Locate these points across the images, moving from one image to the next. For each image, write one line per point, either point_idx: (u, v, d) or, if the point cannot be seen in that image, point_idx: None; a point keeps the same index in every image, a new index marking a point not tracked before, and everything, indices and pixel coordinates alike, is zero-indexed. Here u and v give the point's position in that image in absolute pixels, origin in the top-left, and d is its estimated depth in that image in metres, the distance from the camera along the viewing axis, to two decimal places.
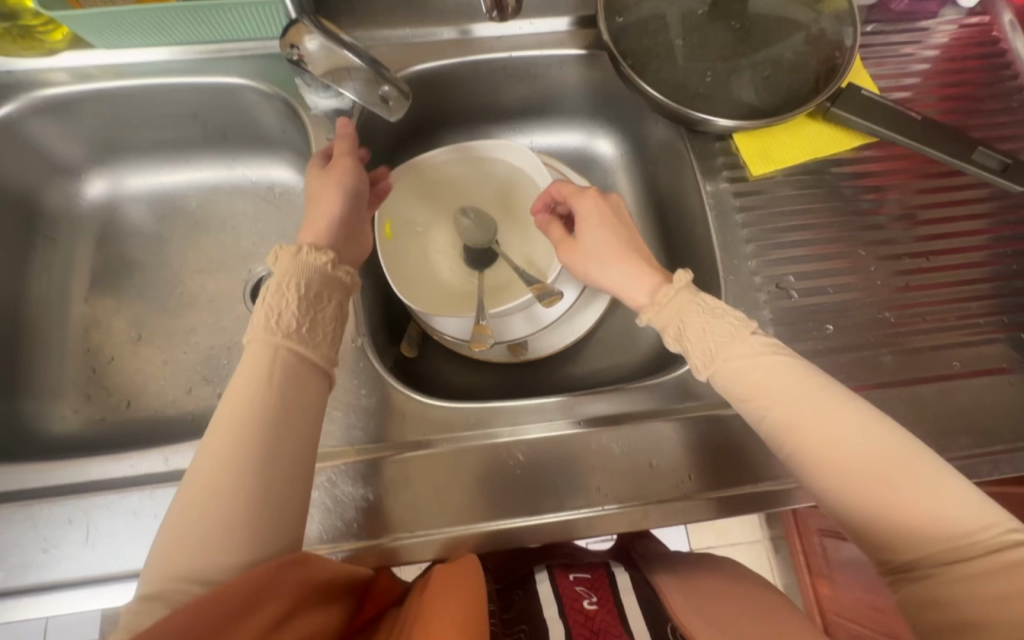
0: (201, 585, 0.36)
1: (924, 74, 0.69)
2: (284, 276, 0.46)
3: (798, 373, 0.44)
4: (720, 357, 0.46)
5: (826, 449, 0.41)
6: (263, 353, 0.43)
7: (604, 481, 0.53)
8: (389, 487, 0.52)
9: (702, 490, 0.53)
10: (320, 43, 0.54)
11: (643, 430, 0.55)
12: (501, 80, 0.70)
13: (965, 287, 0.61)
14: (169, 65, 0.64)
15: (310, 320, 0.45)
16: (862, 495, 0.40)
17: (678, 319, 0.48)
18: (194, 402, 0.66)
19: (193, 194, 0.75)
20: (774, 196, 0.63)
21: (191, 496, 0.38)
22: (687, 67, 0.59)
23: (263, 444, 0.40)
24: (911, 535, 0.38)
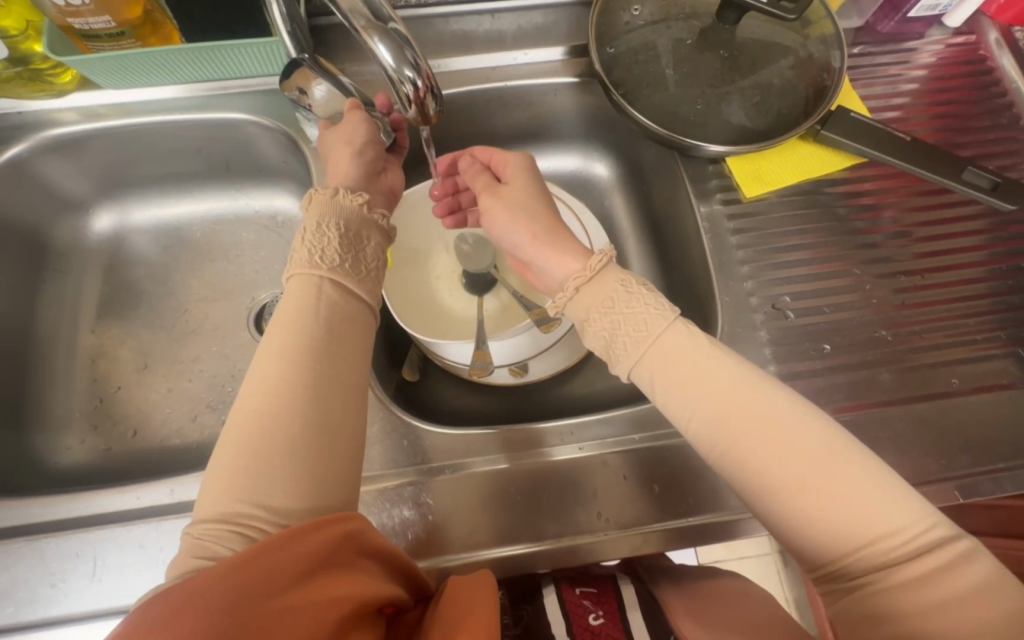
0: (261, 510, 0.37)
1: (913, 93, 0.70)
2: (323, 215, 0.50)
3: (732, 362, 0.43)
4: (649, 346, 0.45)
5: (764, 444, 0.40)
6: (311, 286, 0.46)
7: (603, 503, 0.54)
8: (391, 516, 0.53)
9: (705, 512, 0.54)
10: (326, 89, 0.58)
11: (643, 452, 0.56)
12: (497, 108, 0.72)
13: (962, 304, 0.61)
14: (172, 103, 0.66)
15: (353, 256, 0.49)
16: (797, 498, 0.38)
17: (605, 295, 0.47)
18: (199, 429, 0.67)
19: (197, 225, 0.77)
20: (768, 218, 0.64)
21: (241, 432, 0.39)
22: (678, 95, 0.61)
23: (309, 390, 0.41)
24: (848, 539, 0.37)
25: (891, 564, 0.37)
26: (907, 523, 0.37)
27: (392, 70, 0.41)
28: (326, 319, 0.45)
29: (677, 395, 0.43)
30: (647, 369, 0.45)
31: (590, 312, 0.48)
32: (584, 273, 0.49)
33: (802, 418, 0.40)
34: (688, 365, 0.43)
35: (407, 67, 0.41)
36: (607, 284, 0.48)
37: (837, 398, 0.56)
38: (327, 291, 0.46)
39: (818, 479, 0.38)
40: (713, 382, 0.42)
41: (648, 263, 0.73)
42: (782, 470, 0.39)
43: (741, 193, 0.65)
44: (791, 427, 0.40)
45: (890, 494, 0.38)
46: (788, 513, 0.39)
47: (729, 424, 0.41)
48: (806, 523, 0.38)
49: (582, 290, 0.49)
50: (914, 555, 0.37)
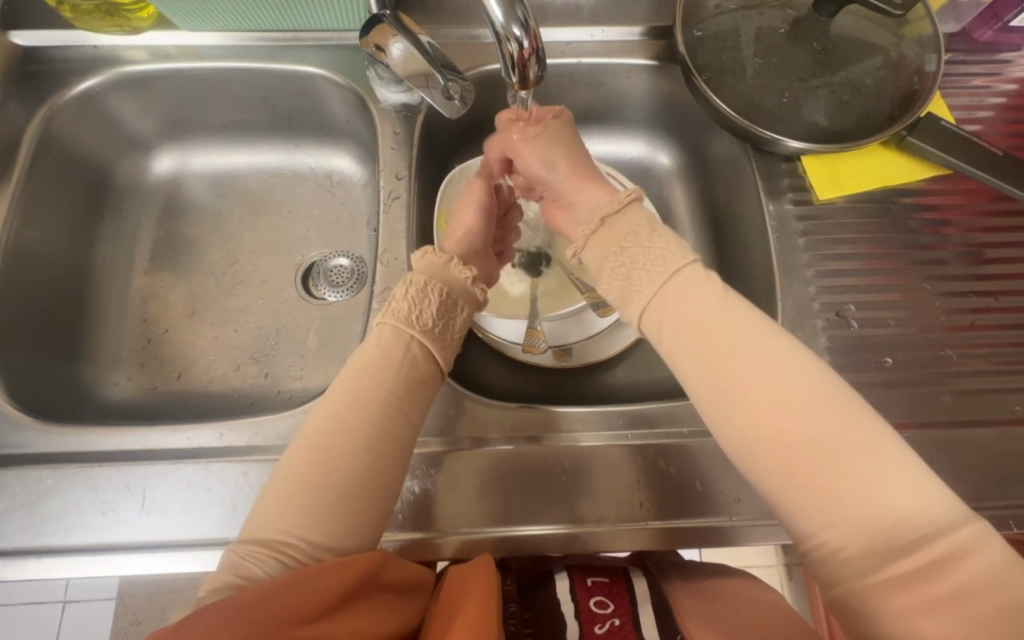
0: (298, 542, 0.39)
1: (999, 107, 0.67)
2: (431, 275, 0.50)
3: (747, 317, 0.43)
4: (663, 289, 0.45)
5: (765, 397, 0.39)
6: (400, 344, 0.47)
7: (638, 492, 0.54)
8: (436, 482, 0.53)
9: (747, 513, 0.53)
10: (403, 48, 0.55)
11: (689, 448, 0.55)
12: (567, 86, 0.70)
13: None
14: (244, 50, 0.66)
15: (443, 322, 0.49)
16: (793, 455, 0.38)
17: (629, 229, 0.49)
18: (241, 379, 0.67)
19: (254, 176, 0.77)
20: (839, 223, 0.62)
21: (302, 465, 0.41)
22: (760, 85, 0.59)
23: (372, 443, 0.43)
24: (824, 507, 0.37)
25: (882, 540, 0.35)
26: (896, 505, 0.36)
27: (500, 25, 0.40)
28: (403, 378, 0.46)
29: (681, 339, 0.43)
30: (657, 309, 0.45)
31: (613, 246, 0.48)
32: (611, 206, 0.50)
33: (810, 381, 0.39)
34: (696, 308, 0.43)
35: (514, 23, 0.40)
36: (629, 220, 0.49)
37: (892, 413, 0.55)
38: (411, 351, 0.47)
39: (816, 438, 0.37)
40: (717, 328, 0.42)
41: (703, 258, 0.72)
42: (771, 427, 0.39)
43: (814, 195, 0.63)
44: (792, 384, 0.39)
45: (893, 465, 0.36)
46: (779, 472, 0.38)
47: (726, 372, 0.41)
48: (797, 483, 0.38)
49: (602, 224, 0.50)
50: (899, 538, 0.35)
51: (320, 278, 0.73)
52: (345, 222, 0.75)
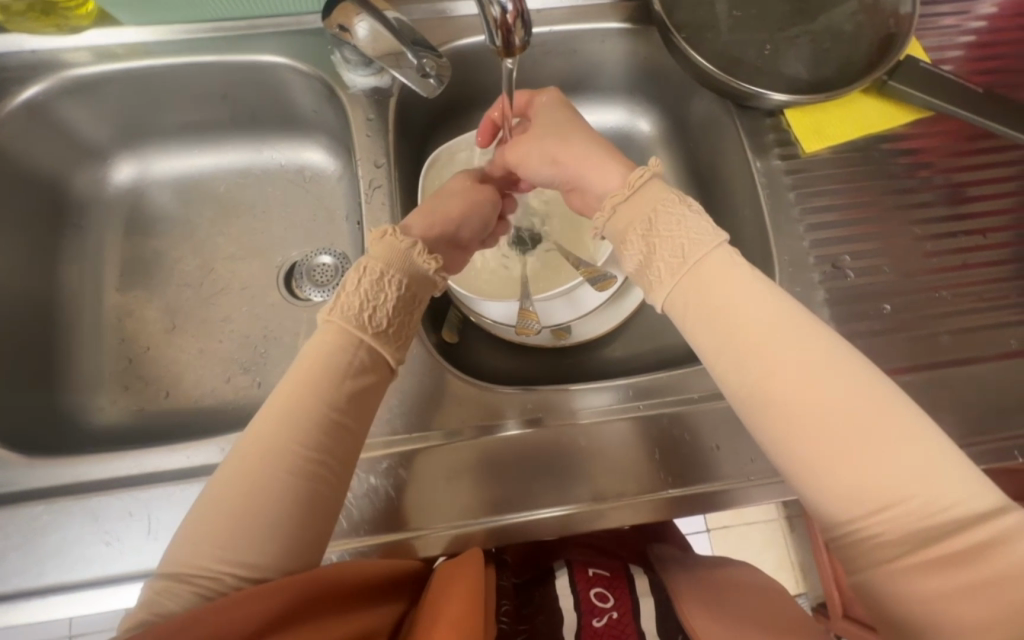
0: (234, 568, 0.38)
1: (971, 45, 0.67)
2: (388, 263, 0.48)
3: (776, 302, 0.42)
4: (687, 272, 0.44)
5: (795, 381, 0.39)
6: (347, 348, 0.45)
7: (649, 464, 0.53)
8: (412, 478, 0.53)
9: (765, 471, 0.53)
10: (369, 26, 0.53)
11: (701, 413, 0.55)
12: (541, 57, 0.68)
13: (1013, 263, 0.60)
14: (199, 43, 0.62)
15: (397, 321, 0.48)
16: (824, 439, 0.37)
17: (643, 213, 0.47)
18: (233, 391, 0.65)
19: (221, 178, 0.73)
20: (826, 174, 0.62)
21: (235, 487, 0.39)
22: (738, 40, 0.58)
23: (308, 459, 0.41)
24: (857, 494, 0.36)
25: (915, 531, 0.35)
26: (937, 494, 0.35)
27: None
28: (343, 385, 0.44)
29: (707, 330, 0.43)
30: (680, 300, 0.44)
31: (627, 232, 0.48)
32: (623, 190, 0.49)
33: (842, 367, 0.39)
34: (722, 293, 0.43)
35: None
36: (647, 197, 0.47)
37: (894, 358, 0.56)
38: (359, 354, 0.45)
39: (849, 424, 0.37)
40: (747, 317, 0.42)
41: None
42: (804, 416, 0.38)
43: (799, 148, 0.62)
44: (827, 371, 0.39)
45: (929, 455, 0.36)
46: (809, 458, 0.38)
47: (755, 362, 0.40)
48: (827, 468, 0.37)
49: (620, 206, 0.48)
50: (935, 528, 0.35)
51: (303, 278, 0.70)
52: (323, 218, 0.73)
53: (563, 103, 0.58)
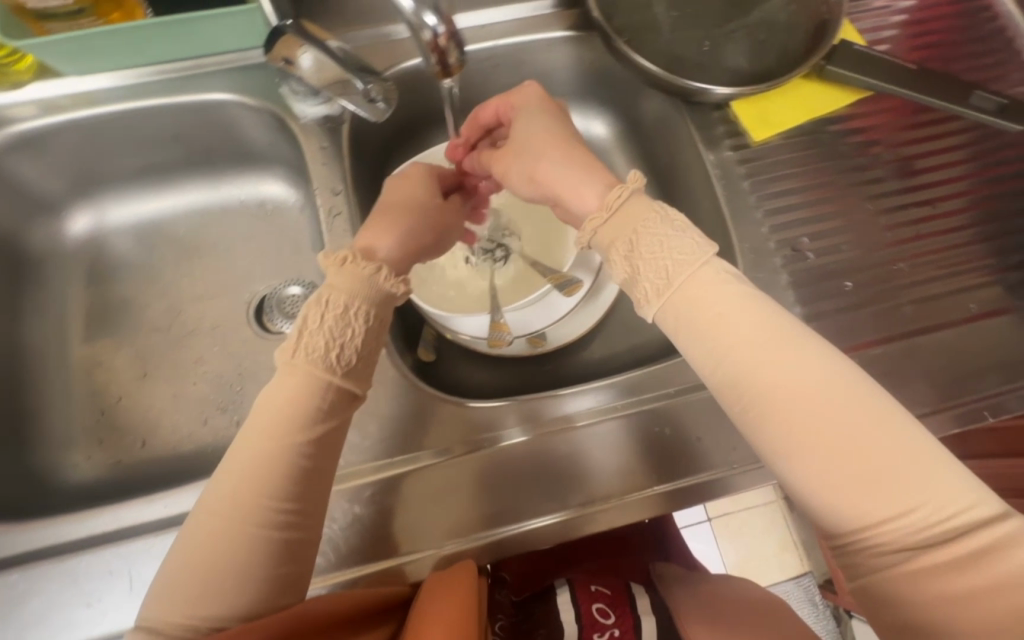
0: (211, 620, 0.38)
1: (902, 23, 0.69)
2: (352, 295, 0.46)
3: (770, 319, 0.42)
4: (675, 287, 0.44)
5: (796, 398, 0.40)
6: (316, 392, 0.44)
7: (636, 464, 0.54)
8: (400, 503, 0.52)
9: (747, 457, 0.54)
10: (313, 57, 0.53)
11: (681, 407, 0.56)
12: (490, 70, 0.69)
13: (962, 230, 0.62)
14: (145, 87, 0.62)
15: (363, 353, 0.47)
16: (828, 453, 0.38)
17: (626, 235, 0.46)
18: (211, 433, 0.64)
19: (182, 219, 0.73)
20: (778, 160, 0.63)
21: (206, 539, 0.40)
22: (679, 38, 0.59)
23: (278, 504, 0.41)
24: (863, 505, 0.37)
25: (920, 541, 0.37)
26: (939, 505, 0.37)
27: (411, 14, 0.39)
28: (309, 428, 0.43)
29: (705, 350, 0.43)
30: (674, 319, 0.44)
31: (611, 252, 0.47)
32: (601, 213, 0.47)
33: (841, 383, 0.40)
34: (717, 312, 0.43)
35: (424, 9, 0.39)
36: (632, 218, 0.47)
37: (862, 333, 0.57)
38: (326, 395, 0.44)
39: (852, 438, 0.38)
40: (745, 336, 0.42)
41: None
42: (809, 432, 0.39)
43: (749, 138, 0.63)
44: (825, 386, 0.40)
45: (930, 467, 0.37)
46: (814, 471, 0.38)
47: (757, 381, 0.41)
48: (833, 482, 0.38)
49: (601, 227, 0.47)
50: (937, 538, 0.36)
51: (273, 311, 0.69)
52: (289, 249, 0.72)
53: (535, 103, 0.55)
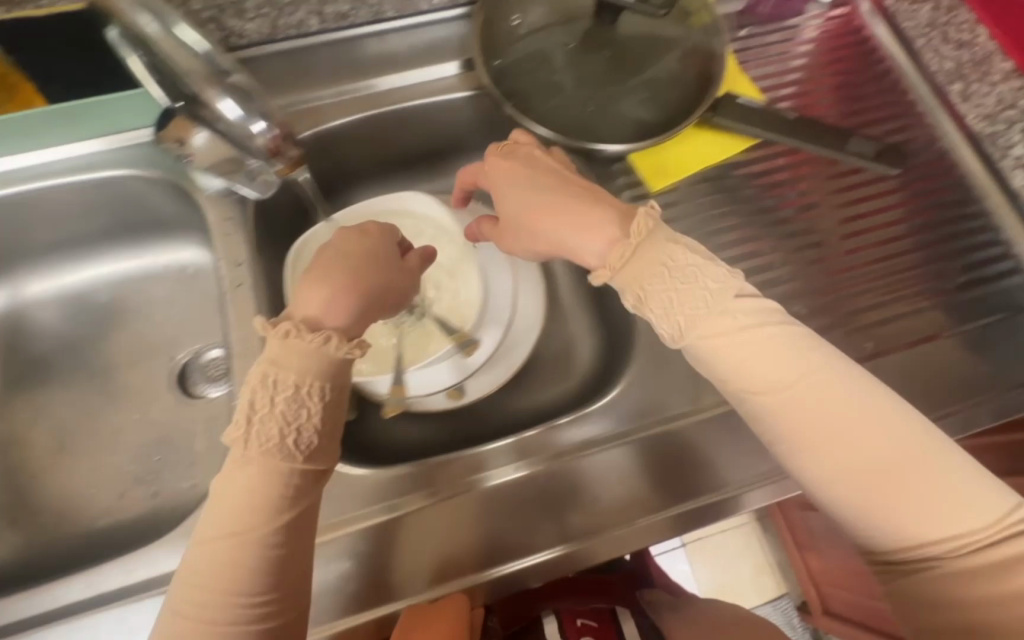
0: None
1: (796, 70, 0.72)
2: (303, 373, 0.46)
3: (795, 346, 0.45)
4: (695, 329, 0.45)
5: (831, 426, 0.42)
6: (279, 480, 0.45)
7: (645, 490, 0.55)
8: (388, 549, 0.52)
9: (728, 483, 0.55)
10: (206, 138, 0.56)
11: (628, 448, 0.56)
12: (401, 131, 0.71)
13: (899, 255, 0.64)
14: (47, 167, 0.62)
15: (324, 424, 0.47)
16: (869, 476, 0.41)
17: (639, 287, 0.47)
18: (128, 506, 0.64)
19: (102, 289, 0.73)
20: (679, 207, 0.64)
21: (187, 619, 0.42)
22: (570, 100, 0.62)
23: (255, 582, 0.43)
24: (897, 530, 0.41)
25: (965, 550, 0.40)
26: (974, 514, 0.40)
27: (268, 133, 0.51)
28: (279, 506, 0.44)
29: (739, 389, 0.45)
30: (706, 351, 0.45)
31: (630, 299, 0.47)
32: (609, 268, 0.48)
33: (873, 406, 0.43)
34: (748, 352, 0.44)
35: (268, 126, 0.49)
36: (641, 269, 0.47)
37: None
38: (291, 476, 0.45)
39: (885, 461, 0.41)
40: (770, 373, 0.44)
41: (571, 269, 0.73)
42: (846, 460, 0.42)
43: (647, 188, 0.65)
44: (860, 410, 0.43)
45: (961, 480, 0.41)
46: (852, 496, 0.41)
47: (792, 416, 0.43)
48: (875, 505, 0.41)
49: (617, 275, 0.48)
50: (978, 544, 0.40)
51: (196, 376, 0.70)
52: (210, 314, 0.73)
53: (524, 153, 0.56)
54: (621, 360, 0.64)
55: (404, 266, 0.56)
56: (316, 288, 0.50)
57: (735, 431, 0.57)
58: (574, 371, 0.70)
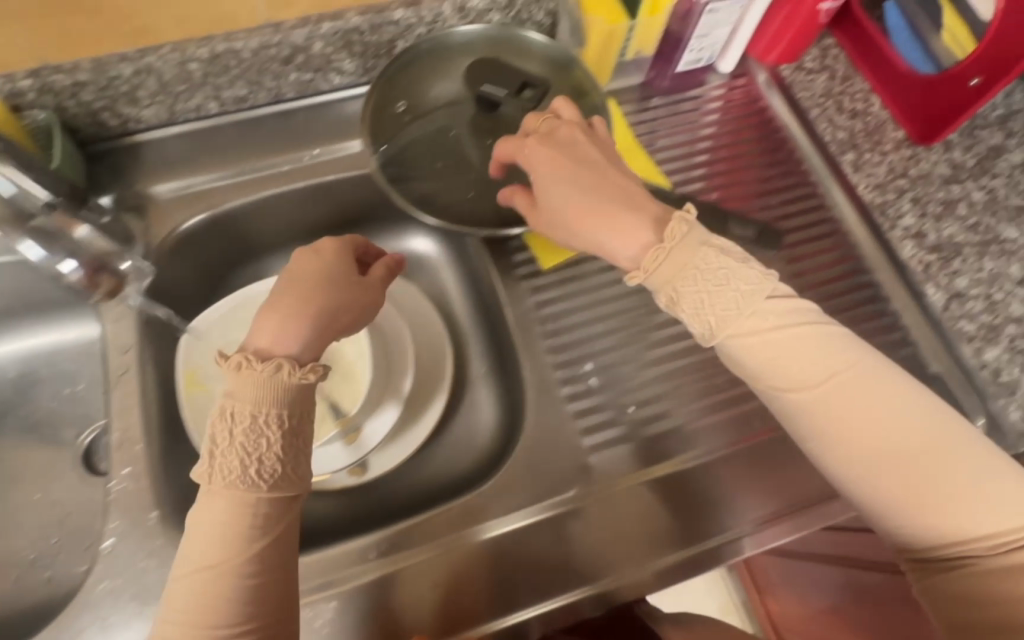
0: None
1: (698, 140, 0.73)
2: (257, 404, 0.45)
3: (825, 357, 0.47)
4: (723, 329, 0.47)
5: (879, 425, 0.45)
6: (242, 509, 0.44)
7: (664, 526, 0.58)
8: (393, 594, 0.54)
9: (726, 528, 0.59)
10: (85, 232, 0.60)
11: (623, 498, 0.59)
12: (309, 205, 0.71)
13: (868, 305, 0.66)
14: None
15: (285, 457, 0.46)
16: (903, 471, 0.44)
17: (672, 286, 0.48)
18: (24, 593, 0.63)
19: (9, 366, 0.73)
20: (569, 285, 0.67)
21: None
22: (454, 185, 0.64)
23: (233, 620, 0.42)
24: (941, 527, 0.43)
25: (999, 550, 0.43)
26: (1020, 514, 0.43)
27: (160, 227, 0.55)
28: (250, 538, 0.44)
29: (770, 387, 0.48)
30: (740, 356, 0.48)
31: (662, 297, 0.48)
32: (642, 269, 0.48)
33: (914, 412, 0.46)
34: (795, 357, 0.47)
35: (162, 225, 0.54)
36: (674, 271, 0.48)
37: None
38: (262, 505, 0.44)
39: (929, 461, 0.44)
40: (810, 374, 0.47)
41: (479, 337, 0.74)
42: (876, 458, 0.45)
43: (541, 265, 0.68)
44: (908, 413, 0.46)
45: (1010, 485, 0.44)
46: (881, 492, 0.45)
47: (827, 418, 0.46)
48: (928, 499, 0.44)
49: (653, 274, 0.48)
50: (1001, 545, 0.43)
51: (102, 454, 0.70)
52: None
53: (560, 143, 0.54)
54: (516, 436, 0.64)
55: (363, 284, 0.56)
56: (262, 322, 0.49)
57: (745, 469, 0.61)
58: (479, 440, 0.70)
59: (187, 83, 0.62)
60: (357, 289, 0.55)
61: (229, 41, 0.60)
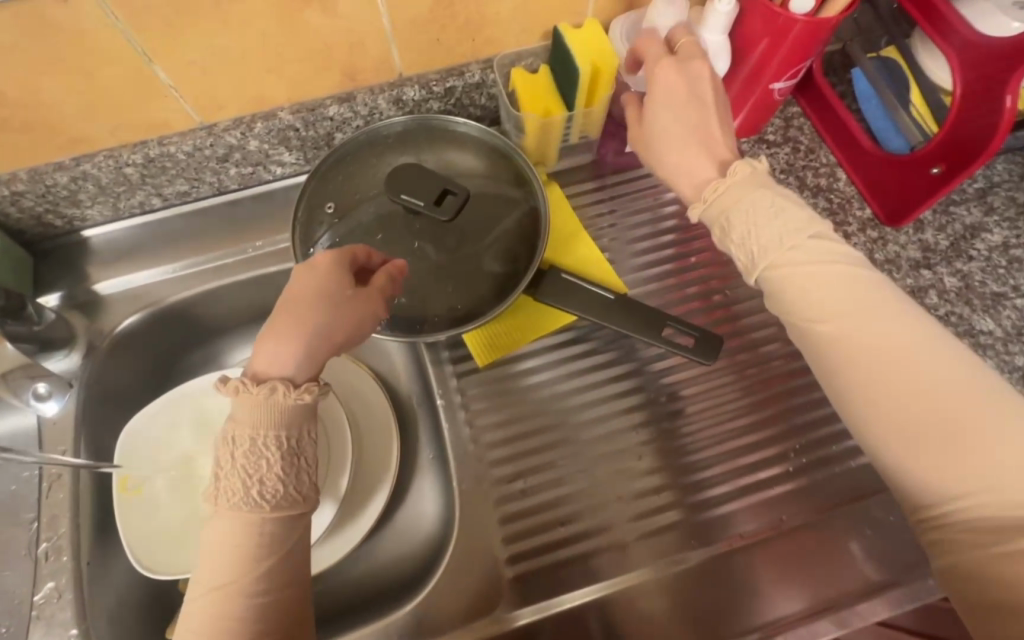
0: None
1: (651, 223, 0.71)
2: (256, 425, 0.45)
3: (858, 292, 0.45)
4: (768, 261, 0.48)
5: (902, 361, 0.43)
6: (246, 528, 0.44)
7: (707, 610, 0.57)
8: None
9: (774, 620, 0.56)
10: None
11: (660, 581, 0.58)
12: (256, 293, 0.72)
13: None
14: None
15: (289, 474, 0.45)
16: (918, 413, 0.41)
17: (735, 214, 0.49)
18: None
19: None
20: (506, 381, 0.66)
21: None
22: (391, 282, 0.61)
23: None
24: (946, 488, 0.40)
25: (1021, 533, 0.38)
26: None
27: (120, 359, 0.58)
28: (256, 560, 0.43)
29: (801, 319, 0.47)
30: (772, 282, 0.48)
31: (717, 226, 0.50)
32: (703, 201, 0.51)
33: (952, 362, 0.42)
34: (824, 288, 0.46)
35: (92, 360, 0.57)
36: (732, 202, 0.49)
37: None
38: (267, 527, 0.44)
39: (956, 410, 0.41)
40: (834, 299, 0.45)
41: (428, 428, 0.72)
42: (895, 397, 0.42)
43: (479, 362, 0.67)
44: (938, 361, 0.42)
45: None
46: (891, 437, 0.42)
47: (844, 349, 0.45)
48: (938, 457, 0.40)
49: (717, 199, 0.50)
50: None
51: None
52: None
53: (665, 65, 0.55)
54: (447, 542, 0.62)
55: (371, 295, 0.52)
56: (274, 326, 0.48)
57: (786, 556, 0.58)
58: (423, 535, 0.67)
59: (125, 185, 0.63)
60: (365, 304, 0.51)
61: (163, 145, 0.60)
